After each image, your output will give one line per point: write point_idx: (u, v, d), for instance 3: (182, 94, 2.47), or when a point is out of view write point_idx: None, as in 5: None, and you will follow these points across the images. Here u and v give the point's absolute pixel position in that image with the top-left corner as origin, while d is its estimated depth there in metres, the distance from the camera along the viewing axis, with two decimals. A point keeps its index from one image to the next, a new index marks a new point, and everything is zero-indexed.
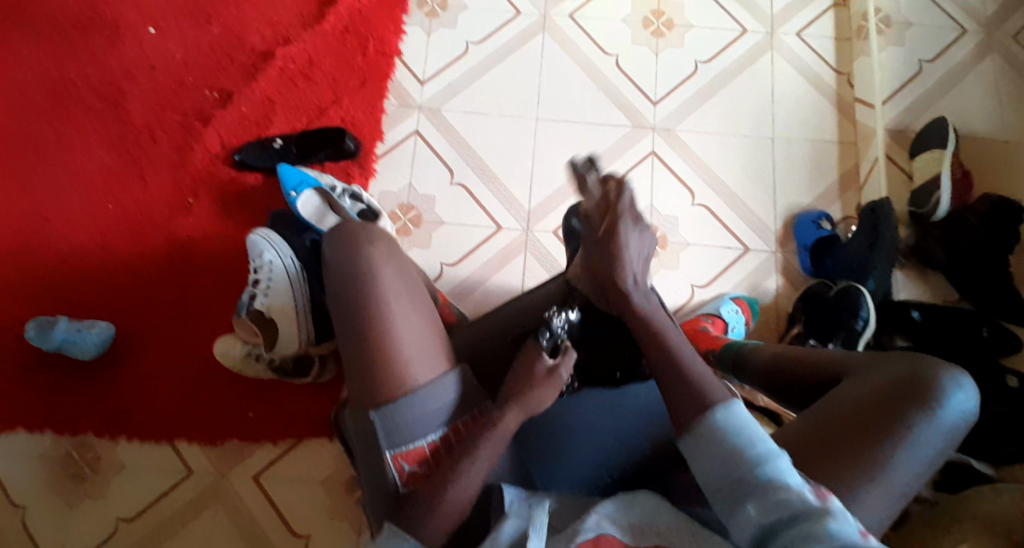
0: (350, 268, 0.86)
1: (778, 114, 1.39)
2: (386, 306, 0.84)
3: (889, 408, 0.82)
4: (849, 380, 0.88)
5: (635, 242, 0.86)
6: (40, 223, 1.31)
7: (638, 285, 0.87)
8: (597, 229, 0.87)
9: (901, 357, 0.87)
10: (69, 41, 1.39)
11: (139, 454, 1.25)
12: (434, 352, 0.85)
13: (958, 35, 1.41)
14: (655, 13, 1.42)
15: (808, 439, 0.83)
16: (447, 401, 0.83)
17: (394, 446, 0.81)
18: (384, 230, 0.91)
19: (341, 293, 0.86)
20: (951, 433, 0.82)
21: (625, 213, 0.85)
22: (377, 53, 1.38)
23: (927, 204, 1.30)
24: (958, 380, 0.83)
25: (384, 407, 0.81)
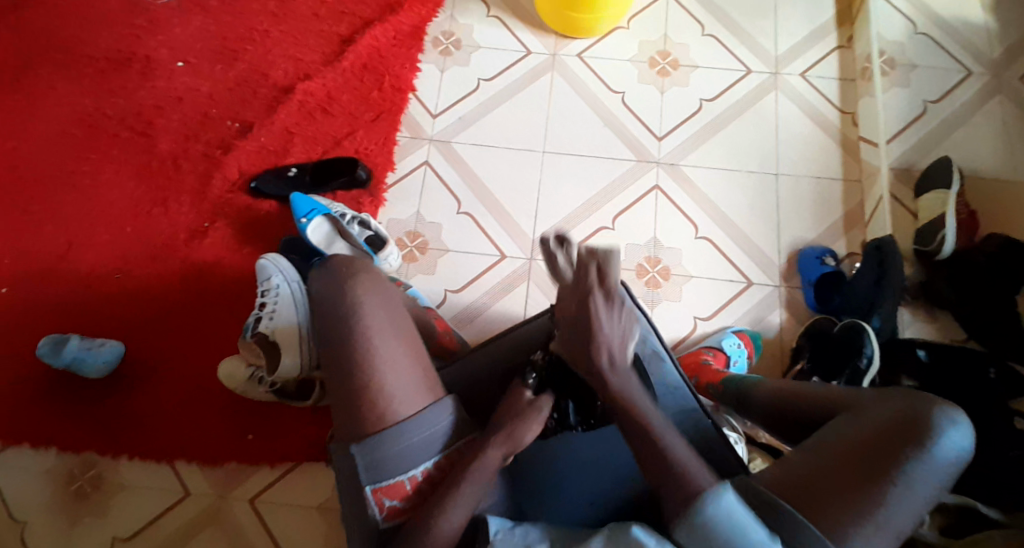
0: (338, 307, 0.95)
1: (781, 152, 1.41)
2: (371, 343, 0.92)
3: (887, 447, 0.85)
4: (843, 418, 0.91)
5: (611, 325, 0.85)
6: (63, 243, 1.37)
7: (615, 368, 0.86)
8: (573, 310, 0.85)
9: (896, 397, 0.90)
10: (101, 73, 1.47)
11: (140, 473, 1.28)
12: (418, 386, 0.93)
13: (963, 77, 1.43)
14: (661, 53, 1.46)
15: (808, 479, 0.85)
16: (430, 435, 0.91)
17: (375, 481, 0.89)
18: (371, 266, 1.00)
19: (327, 330, 0.94)
20: (948, 470, 0.85)
21: (598, 298, 0.84)
22: (393, 87, 1.44)
23: (932, 243, 1.30)
24: (952, 419, 0.86)
25: (367, 439, 0.89)
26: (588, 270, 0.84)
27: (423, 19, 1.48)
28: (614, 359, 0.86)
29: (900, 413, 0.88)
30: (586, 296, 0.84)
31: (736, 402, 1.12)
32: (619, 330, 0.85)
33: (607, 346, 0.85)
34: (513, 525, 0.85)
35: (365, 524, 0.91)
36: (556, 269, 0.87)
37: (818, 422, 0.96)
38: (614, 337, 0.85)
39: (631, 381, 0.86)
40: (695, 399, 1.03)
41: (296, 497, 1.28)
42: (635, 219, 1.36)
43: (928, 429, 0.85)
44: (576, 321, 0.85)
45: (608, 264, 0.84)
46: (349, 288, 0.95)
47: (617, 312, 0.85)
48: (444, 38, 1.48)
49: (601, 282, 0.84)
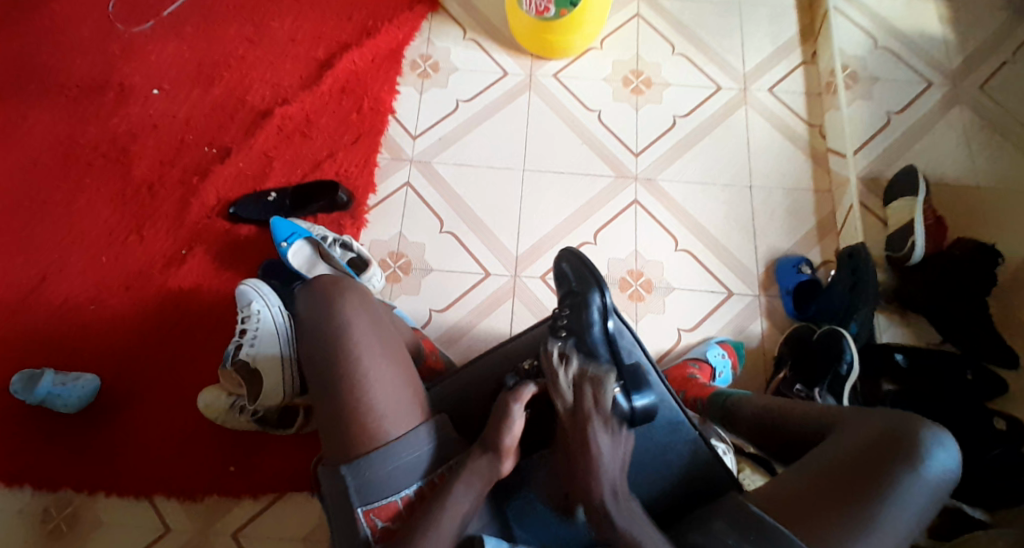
0: (325, 324, 0.93)
1: (754, 165, 1.44)
2: (359, 362, 0.91)
3: (870, 465, 0.87)
4: (830, 437, 0.93)
5: (608, 447, 0.85)
6: (34, 275, 1.34)
7: (619, 498, 0.83)
8: (569, 430, 0.86)
9: (883, 415, 0.92)
10: (73, 101, 1.45)
11: (117, 510, 1.23)
12: (407, 405, 0.92)
13: (924, 88, 1.49)
14: (635, 72, 1.50)
15: (797, 496, 0.87)
16: (421, 454, 0.90)
17: (366, 502, 0.88)
18: (356, 283, 0.99)
19: (314, 350, 0.94)
20: (936, 489, 0.87)
21: (595, 421, 0.85)
22: (372, 110, 1.44)
23: (903, 249, 1.34)
24: (938, 438, 0.89)
25: (358, 461, 0.88)
26: (586, 392, 0.86)
27: (400, 42, 1.50)
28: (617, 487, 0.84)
29: (883, 430, 0.90)
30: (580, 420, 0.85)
31: (723, 416, 1.12)
32: (614, 455, 0.85)
33: (604, 472, 0.84)
34: None
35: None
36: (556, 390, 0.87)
37: (803, 441, 0.98)
38: (611, 461, 0.85)
39: (631, 510, 0.83)
40: (683, 412, 1.02)
41: (280, 529, 1.24)
42: (616, 234, 1.38)
43: (911, 446, 0.88)
44: (574, 442, 0.85)
45: (604, 389, 0.85)
46: (337, 305, 0.94)
47: (614, 437, 0.85)
48: (421, 61, 1.49)
49: (596, 407, 0.85)
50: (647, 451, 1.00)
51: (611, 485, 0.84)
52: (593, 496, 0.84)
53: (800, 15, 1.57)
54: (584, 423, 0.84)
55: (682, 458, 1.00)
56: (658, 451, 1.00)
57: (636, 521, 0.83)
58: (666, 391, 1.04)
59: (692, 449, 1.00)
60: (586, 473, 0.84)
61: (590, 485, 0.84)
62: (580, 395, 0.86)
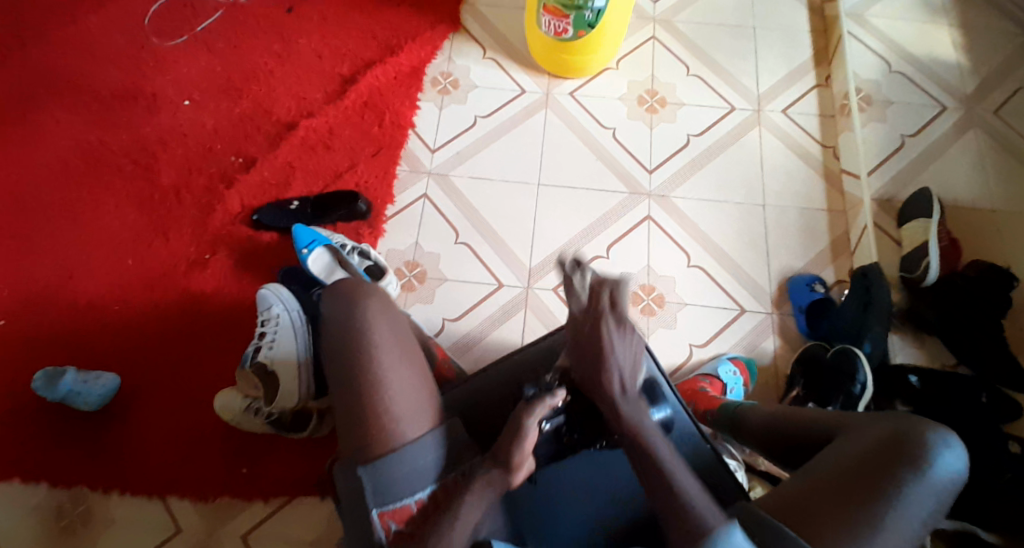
0: (347, 328, 0.95)
1: (767, 184, 1.46)
2: (377, 362, 0.92)
3: (876, 469, 0.87)
4: (837, 441, 0.93)
5: (623, 347, 0.87)
6: (61, 275, 1.38)
7: (627, 395, 0.87)
8: (584, 328, 0.87)
9: (889, 418, 0.92)
10: (108, 111, 1.51)
11: (130, 509, 1.25)
12: (422, 409, 0.93)
13: (939, 112, 1.50)
14: (649, 92, 1.53)
15: (803, 500, 0.87)
16: (436, 457, 0.91)
17: (381, 504, 0.89)
18: (377, 288, 1.00)
19: (333, 349, 0.94)
20: (942, 493, 0.86)
21: (609, 319, 0.85)
22: (392, 124, 1.49)
23: (917, 269, 1.33)
24: (944, 440, 0.88)
25: (374, 463, 0.89)
26: (601, 295, 0.85)
27: (421, 60, 1.55)
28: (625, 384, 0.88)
29: (890, 433, 0.89)
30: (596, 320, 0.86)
31: (732, 428, 1.12)
32: (629, 349, 0.87)
33: (617, 369, 0.87)
34: None
35: None
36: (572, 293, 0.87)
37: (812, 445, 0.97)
38: (625, 356, 0.87)
39: (639, 407, 0.87)
40: (694, 425, 1.03)
41: (291, 531, 1.25)
42: (629, 248, 1.40)
43: (916, 450, 0.87)
44: (588, 340, 0.87)
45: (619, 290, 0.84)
46: (359, 309, 0.96)
47: (629, 334, 0.87)
48: (442, 78, 1.54)
49: (612, 308, 0.85)
50: None
51: (622, 379, 0.87)
52: (605, 390, 0.87)
53: (814, 39, 1.60)
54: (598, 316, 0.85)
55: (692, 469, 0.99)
56: None
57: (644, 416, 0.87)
58: (677, 403, 1.04)
59: (702, 462, 1.00)
60: (597, 363, 0.87)
61: (601, 374, 0.87)
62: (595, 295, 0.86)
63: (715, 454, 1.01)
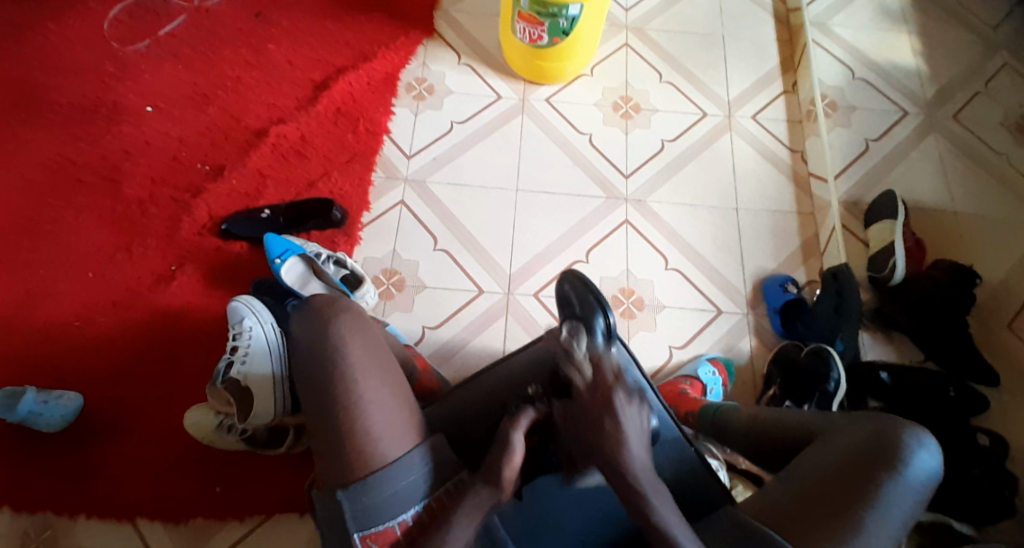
0: (320, 347, 0.92)
1: (740, 189, 1.49)
2: (355, 383, 0.90)
3: (855, 478, 0.88)
4: (818, 442, 0.94)
5: (633, 418, 0.84)
6: (18, 291, 1.31)
7: (643, 468, 0.83)
8: (589, 404, 0.85)
9: (866, 419, 0.94)
10: (65, 119, 1.45)
11: (96, 535, 1.19)
12: (403, 426, 0.91)
13: (899, 117, 1.55)
14: (624, 99, 1.55)
15: (786, 502, 0.89)
16: (422, 475, 0.88)
17: (362, 528, 0.86)
18: (349, 306, 0.98)
19: (309, 371, 0.92)
20: (921, 491, 0.88)
21: (618, 391, 0.84)
22: (367, 130, 1.47)
23: (884, 269, 1.37)
24: (919, 439, 0.90)
25: (353, 487, 0.86)
26: (604, 366, 0.87)
27: (396, 66, 1.53)
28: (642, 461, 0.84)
29: (868, 435, 0.91)
30: (600, 392, 0.85)
31: (717, 433, 1.13)
32: (641, 424, 0.85)
33: (633, 455, 0.83)
34: None
35: None
36: (574, 365, 0.89)
37: (791, 445, 0.99)
38: (636, 433, 0.84)
39: (663, 494, 0.83)
40: (678, 429, 1.02)
41: None
42: (607, 253, 1.41)
43: (898, 448, 0.89)
44: (596, 413, 0.84)
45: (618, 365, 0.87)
46: (331, 326, 0.93)
47: (636, 405, 0.85)
48: (416, 84, 1.53)
49: (616, 380, 0.85)
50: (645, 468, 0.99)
51: (643, 468, 0.83)
52: (630, 478, 0.82)
53: (780, 47, 1.64)
54: (608, 390, 0.84)
55: (676, 475, 0.99)
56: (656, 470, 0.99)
57: (667, 508, 0.83)
58: (665, 410, 1.03)
59: (687, 466, 1.00)
60: (613, 440, 0.83)
61: None
62: (598, 370, 0.86)
63: (700, 458, 1.00)
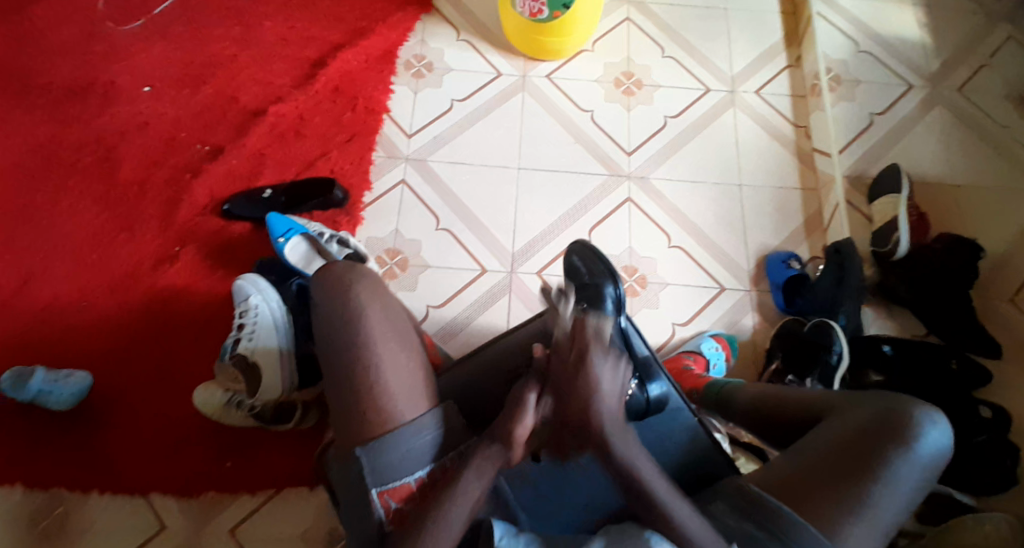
0: (338, 312, 0.93)
1: (742, 163, 1.48)
2: (372, 346, 0.91)
3: (865, 454, 0.88)
4: (829, 419, 0.94)
5: (607, 373, 0.85)
6: (22, 272, 1.32)
7: (614, 422, 0.84)
8: (565, 358, 0.87)
9: (878, 398, 0.94)
10: (62, 100, 1.45)
11: (108, 510, 1.21)
12: (418, 389, 0.92)
13: (904, 90, 1.54)
14: (625, 74, 1.53)
15: (793, 479, 0.89)
16: (434, 437, 0.90)
17: (380, 484, 0.87)
18: (365, 270, 0.98)
19: (326, 336, 0.93)
20: (929, 466, 0.89)
21: (595, 346, 0.86)
22: (365, 109, 1.46)
23: (888, 244, 1.36)
24: (931, 416, 0.90)
25: (371, 444, 0.87)
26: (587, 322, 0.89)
27: (394, 43, 1.52)
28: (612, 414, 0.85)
29: (879, 412, 0.91)
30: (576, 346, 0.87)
31: (720, 408, 1.14)
32: (614, 381, 0.85)
33: (606, 406, 0.84)
34: (516, 532, 0.84)
35: (368, 535, 0.86)
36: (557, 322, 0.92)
37: (797, 422, 0.99)
38: (610, 387, 0.85)
39: (627, 440, 0.84)
40: (684, 402, 1.03)
41: (275, 528, 1.22)
42: (610, 231, 1.41)
43: (908, 425, 0.89)
44: (569, 367, 0.86)
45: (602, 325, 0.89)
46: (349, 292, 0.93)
47: (612, 364, 0.86)
48: (415, 61, 1.51)
49: (597, 336, 0.88)
50: (648, 438, 1.00)
51: (613, 416, 0.84)
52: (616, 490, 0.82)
53: (783, 21, 1.63)
54: (583, 347, 0.85)
55: (682, 443, 1.00)
56: (657, 439, 1.00)
57: (637, 455, 0.84)
58: (671, 381, 1.03)
59: (694, 431, 1.01)
60: (581, 392, 0.84)
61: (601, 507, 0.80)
62: (579, 322, 0.90)
63: (708, 434, 1.01)
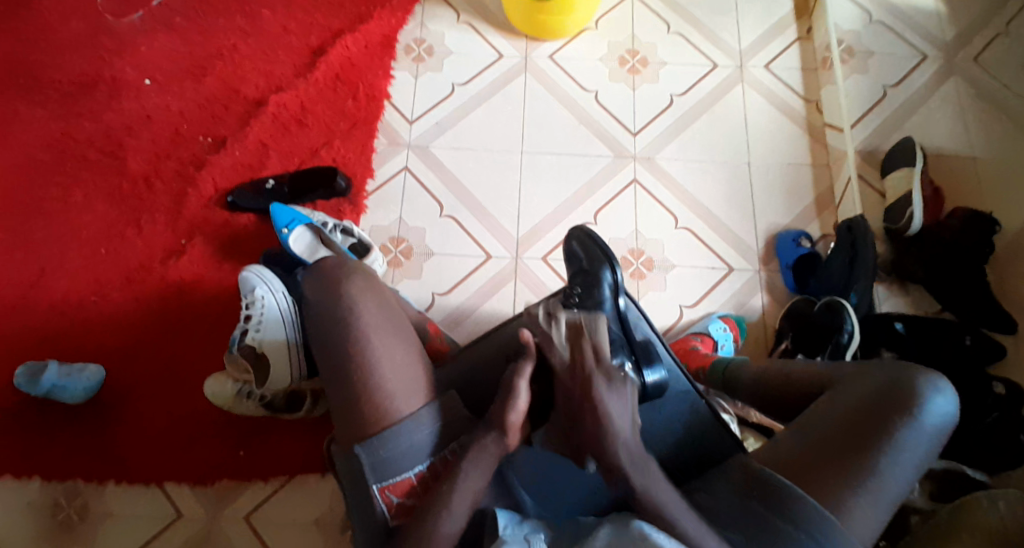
0: (332, 308, 0.93)
1: (750, 141, 1.45)
2: (367, 341, 0.91)
3: (869, 426, 0.87)
4: (831, 392, 0.93)
5: (615, 404, 0.83)
6: (34, 268, 1.34)
7: (633, 454, 0.81)
8: (574, 394, 0.84)
9: (882, 367, 0.92)
10: (66, 95, 1.45)
11: (126, 499, 1.23)
12: (415, 382, 0.92)
13: (919, 61, 1.49)
14: (630, 52, 1.50)
15: (798, 455, 0.88)
16: (432, 431, 0.90)
17: (381, 480, 0.88)
18: (356, 267, 0.98)
19: (321, 332, 0.93)
20: (934, 435, 0.88)
21: (596, 374, 0.84)
22: (367, 96, 1.45)
23: (901, 220, 1.33)
24: (934, 384, 0.89)
25: (370, 441, 0.88)
26: (583, 345, 0.87)
27: (394, 28, 1.50)
28: (630, 444, 0.82)
29: (882, 383, 0.90)
30: (582, 378, 0.85)
31: (727, 389, 1.13)
32: (624, 408, 0.83)
33: (619, 433, 0.81)
34: (521, 521, 0.85)
35: (373, 528, 0.88)
36: (553, 347, 0.89)
37: (804, 398, 0.98)
38: (622, 418, 0.83)
39: (648, 470, 0.81)
40: (688, 382, 1.03)
41: (291, 512, 1.24)
42: (616, 214, 1.39)
43: (911, 395, 0.88)
44: (579, 403, 0.84)
45: (601, 344, 0.87)
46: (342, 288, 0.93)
47: (620, 392, 0.84)
48: (415, 46, 1.50)
49: (596, 362, 0.85)
50: (654, 422, 0.99)
51: (631, 446, 0.82)
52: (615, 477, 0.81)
53: None
54: (587, 382, 0.83)
55: (684, 428, 0.99)
56: (664, 421, 0.99)
57: (662, 488, 0.81)
58: (673, 363, 1.05)
59: (698, 416, 1.00)
60: (595, 429, 0.82)
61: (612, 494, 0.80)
62: (578, 352, 0.86)
63: (712, 411, 1.00)
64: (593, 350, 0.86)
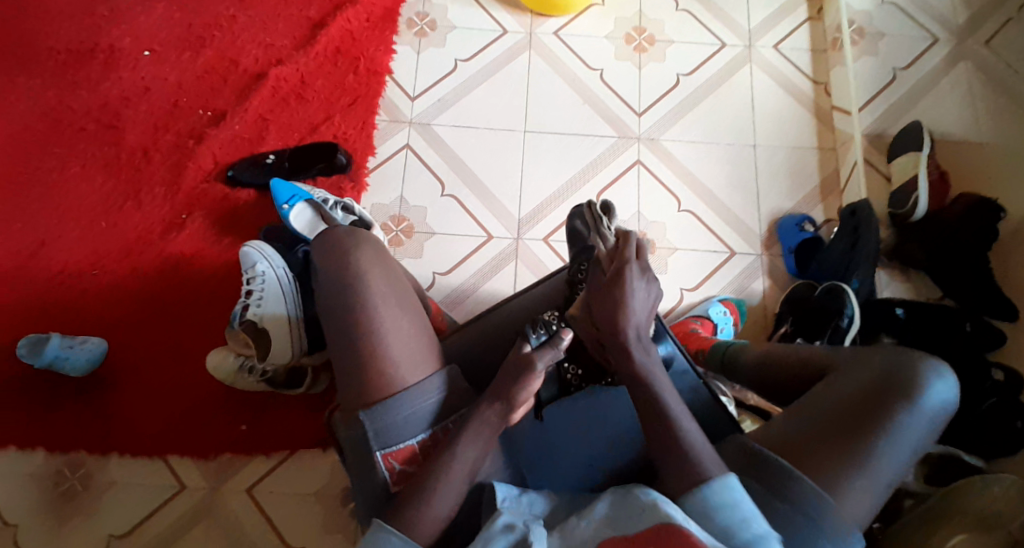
0: (340, 274, 0.92)
1: (756, 122, 1.43)
2: (374, 309, 0.90)
3: (869, 409, 0.87)
4: (834, 374, 0.93)
5: (640, 295, 0.83)
6: (32, 241, 1.33)
7: (640, 338, 0.83)
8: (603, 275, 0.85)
9: (885, 350, 0.92)
10: (63, 66, 1.43)
11: (128, 470, 1.25)
12: (422, 354, 0.92)
13: (929, 44, 1.47)
14: (637, 29, 1.48)
15: (797, 437, 0.87)
16: (436, 401, 0.90)
17: (384, 446, 0.88)
18: (367, 236, 0.97)
19: (327, 298, 0.92)
20: (933, 421, 0.88)
21: (631, 263, 0.84)
22: (368, 71, 1.43)
23: (906, 204, 1.32)
24: (936, 370, 0.89)
25: (374, 408, 0.87)
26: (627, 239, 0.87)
27: (396, 1, 1.47)
28: (640, 330, 0.84)
29: (884, 368, 0.90)
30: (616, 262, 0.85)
31: (726, 370, 1.13)
32: (646, 303, 0.84)
33: (635, 317, 0.83)
34: (520, 493, 0.85)
35: (374, 492, 0.88)
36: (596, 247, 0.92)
37: (806, 381, 0.98)
38: (641, 308, 0.83)
39: (649, 355, 0.84)
40: (690, 365, 1.01)
41: (290, 487, 1.25)
42: (619, 196, 1.38)
43: (913, 380, 0.88)
44: (608, 281, 0.84)
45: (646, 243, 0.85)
46: (351, 254, 0.93)
47: (646, 285, 0.84)
48: (417, 20, 1.47)
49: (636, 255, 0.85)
50: None
51: (640, 336, 0.83)
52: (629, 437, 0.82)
53: None
54: (619, 267, 0.83)
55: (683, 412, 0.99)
56: None
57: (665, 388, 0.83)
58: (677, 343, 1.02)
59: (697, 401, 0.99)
60: (613, 312, 0.83)
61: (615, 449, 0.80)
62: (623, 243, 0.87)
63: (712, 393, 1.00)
64: (637, 243, 0.85)
